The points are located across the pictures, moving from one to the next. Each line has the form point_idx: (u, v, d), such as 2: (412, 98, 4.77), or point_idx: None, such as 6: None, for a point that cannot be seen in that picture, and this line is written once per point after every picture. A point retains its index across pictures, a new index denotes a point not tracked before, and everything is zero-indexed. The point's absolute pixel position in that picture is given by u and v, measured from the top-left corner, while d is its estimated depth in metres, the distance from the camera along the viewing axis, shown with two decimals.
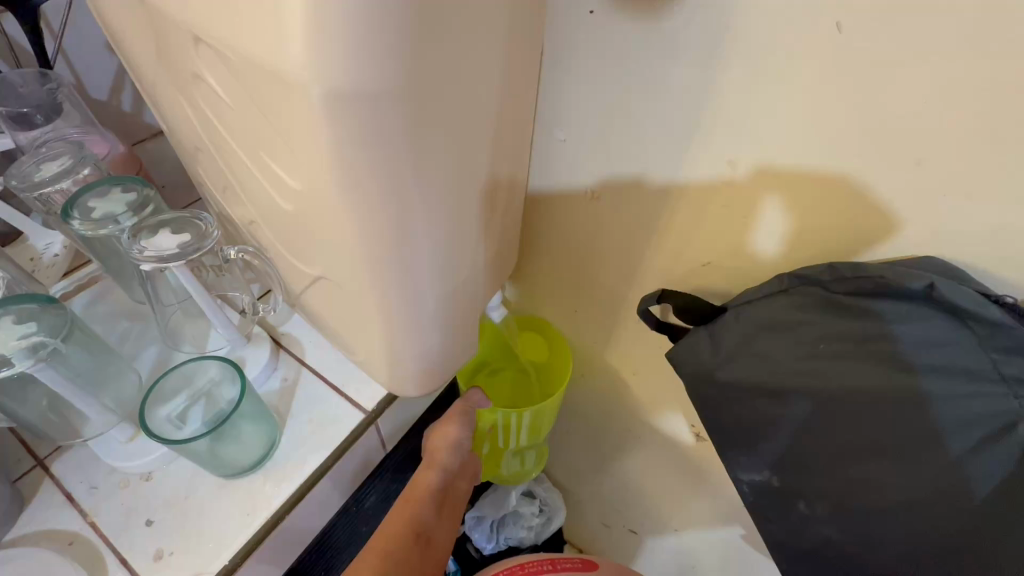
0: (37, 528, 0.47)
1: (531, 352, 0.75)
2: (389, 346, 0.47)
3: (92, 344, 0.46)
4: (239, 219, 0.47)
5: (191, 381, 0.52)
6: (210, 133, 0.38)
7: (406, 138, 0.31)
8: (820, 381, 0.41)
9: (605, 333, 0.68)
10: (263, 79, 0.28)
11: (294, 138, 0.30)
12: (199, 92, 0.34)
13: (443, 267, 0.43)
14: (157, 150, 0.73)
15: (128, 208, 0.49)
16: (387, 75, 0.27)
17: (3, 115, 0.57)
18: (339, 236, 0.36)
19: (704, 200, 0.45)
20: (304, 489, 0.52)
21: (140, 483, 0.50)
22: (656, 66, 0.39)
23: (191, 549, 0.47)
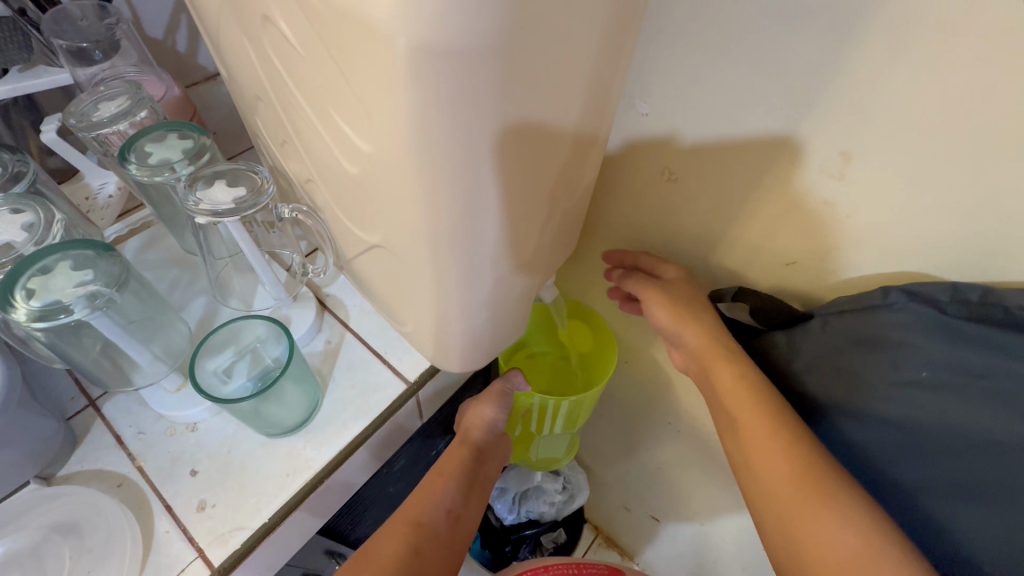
0: (89, 467, 0.48)
1: (577, 341, 0.74)
2: (439, 321, 0.45)
3: (144, 293, 0.46)
4: (295, 176, 0.45)
5: (238, 338, 0.52)
6: (274, 82, 0.35)
7: (490, 103, 0.28)
8: (914, 410, 0.37)
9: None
10: (343, 26, 0.24)
11: (370, 95, 0.27)
12: (267, 36, 0.32)
13: (506, 246, 0.40)
14: (209, 95, 0.71)
15: (184, 155, 0.47)
16: (481, 31, 0.24)
17: (60, 48, 0.54)
18: (405, 205, 0.33)
19: (802, 193, 0.40)
20: (344, 455, 0.51)
21: (186, 433, 0.50)
22: (771, 37, 0.34)
23: (232, 504, 0.47)
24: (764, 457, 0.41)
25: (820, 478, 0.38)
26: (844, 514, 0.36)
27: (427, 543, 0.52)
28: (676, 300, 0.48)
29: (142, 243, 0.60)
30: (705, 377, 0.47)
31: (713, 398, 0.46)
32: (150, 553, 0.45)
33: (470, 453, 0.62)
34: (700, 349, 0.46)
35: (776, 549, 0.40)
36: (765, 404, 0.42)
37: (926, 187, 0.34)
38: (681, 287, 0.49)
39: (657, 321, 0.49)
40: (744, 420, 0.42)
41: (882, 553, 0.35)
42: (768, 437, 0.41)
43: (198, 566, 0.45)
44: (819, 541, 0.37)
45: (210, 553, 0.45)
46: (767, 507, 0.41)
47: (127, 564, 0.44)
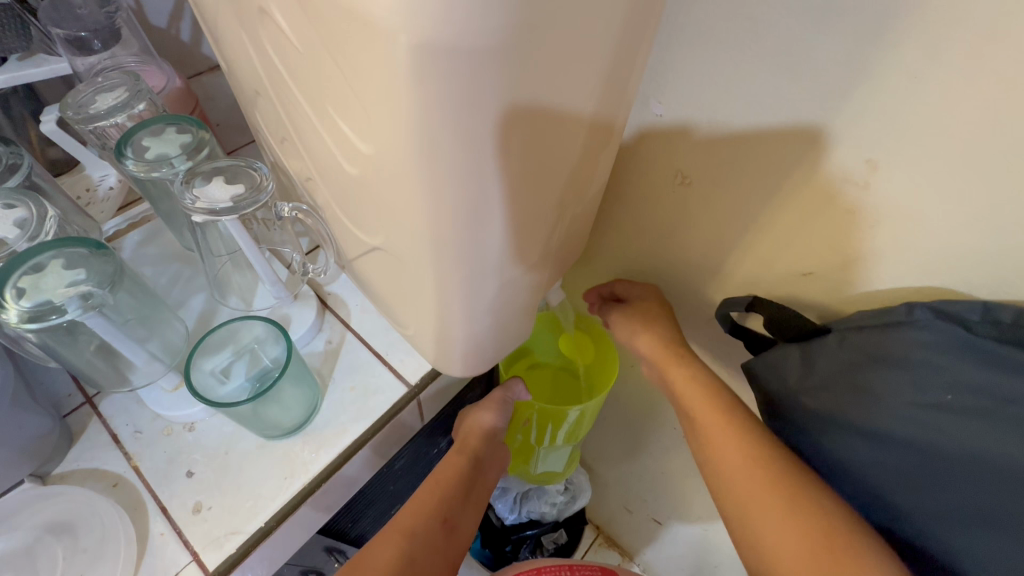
0: (85, 466, 0.48)
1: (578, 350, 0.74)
2: (441, 325, 0.44)
3: (138, 292, 0.45)
4: (295, 173, 0.44)
5: (236, 337, 0.51)
6: (272, 77, 0.34)
7: (496, 105, 0.26)
8: (935, 434, 0.35)
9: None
10: (341, 20, 0.23)
11: (369, 94, 0.25)
12: (264, 29, 0.30)
13: (511, 250, 0.38)
14: (213, 86, 0.70)
15: (183, 150, 0.46)
16: (488, 28, 0.22)
17: (59, 38, 0.53)
18: (406, 209, 0.32)
19: (823, 201, 0.38)
20: (343, 458, 0.50)
21: (183, 433, 0.50)
22: (797, 35, 0.32)
23: (228, 506, 0.46)
24: (717, 448, 0.45)
25: (764, 458, 0.42)
26: (789, 491, 0.40)
27: (420, 552, 0.51)
28: (638, 315, 0.54)
29: (142, 237, 0.59)
30: (665, 377, 0.52)
31: (676, 402, 0.51)
32: (145, 556, 0.44)
33: (468, 461, 0.61)
34: (656, 356, 0.52)
35: (740, 536, 0.43)
36: (714, 400, 0.47)
37: (957, 199, 0.32)
38: (642, 301, 0.55)
39: (624, 337, 0.55)
40: (700, 417, 0.47)
41: (825, 520, 0.38)
42: (715, 425, 0.46)
43: (193, 570, 0.44)
44: (772, 517, 0.40)
45: (205, 557, 0.44)
46: (726, 495, 0.44)
47: (122, 567, 0.43)
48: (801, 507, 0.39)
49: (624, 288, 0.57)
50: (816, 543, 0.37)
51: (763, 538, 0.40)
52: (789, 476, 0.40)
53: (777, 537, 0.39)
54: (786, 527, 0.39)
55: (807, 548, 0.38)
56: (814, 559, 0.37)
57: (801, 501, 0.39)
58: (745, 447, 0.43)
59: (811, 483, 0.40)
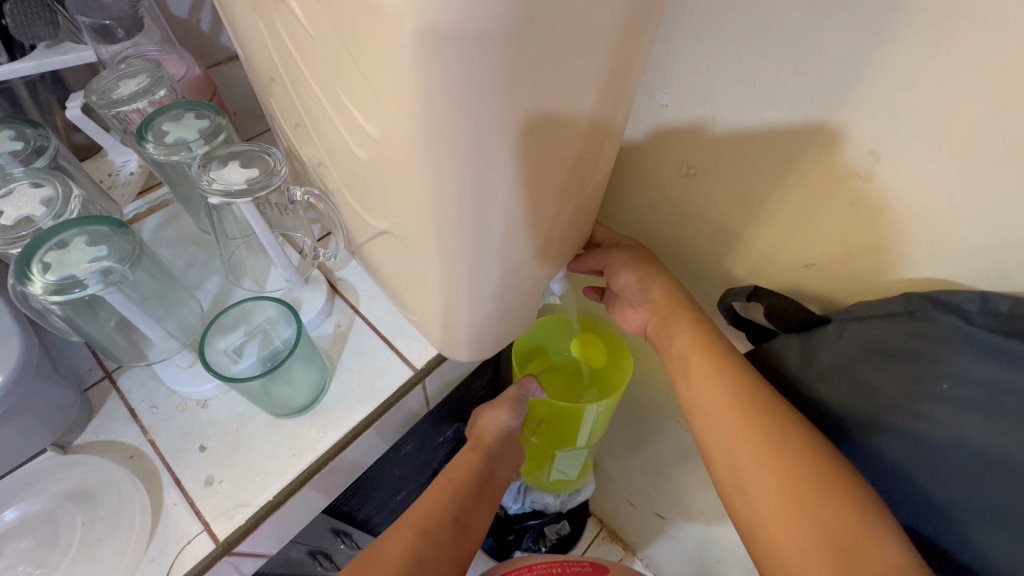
0: (103, 438, 0.50)
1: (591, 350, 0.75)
2: (447, 309, 0.45)
3: (157, 271, 0.46)
4: (307, 159, 0.45)
5: (249, 318, 0.52)
6: (287, 64, 0.35)
7: (498, 90, 0.27)
8: (931, 426, 0.35)
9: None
10: (351, 6, 0.24)
11: (377, 77, 0.26)
12: (279, 16, 0.31)
13: (516, 237, 0.39)
14: (231, 75, 0.72)
15: (200, 135, 0.47)
16: (489, 13, 0.23)
17: (85, 26, 0.55)
18: (413, 192, 0.33)
19: (825, 194, 0.39)
20: (349, 438, 0.52)
21: (196, 409, 0.51)
22: (802, 27, 0.32)
23: (238, 481, 0.48)
24: (714, 399, 0.43)
25: (764, 407, 0.41)
26: (798, 450, 0.38)
27: (430, 550, 0.52)
28: (639, 267, 0.50)
29: (162, 221, 0.61)
30: (665, 325, 0.49)
31: (668, 351, 0.48)
32: (158, 524, 0.46)
33: (482, 459, 0.62)
34: (660, 304, 0.49)
35: (727, 487, 0.41)
36: (715, 350, 0.45)
37: (960, 193, 0.32)
38: (640, 250, 0.52)
39: (621, 281, 0.51)
40: (695, 367, 0.45)
41: (821, 471, 0.37)
42: (719, 374, 0.43)
43: (203, 540, 0.46)
44: (765, 469, 0.39)
45: (215, 528, 0.46)
46: (716, 448, 0.42)
47: (136, 533, 0.45)
48: (796, 458, 0.38)
49: (614, 235, 0.53)
50: (810, 495, 0.37)
51: (751, 490, 0.40)
52: (785, 429, 0.39)
53: (768, 487, 0.39)
54: (779, 479, 0.38)
55: (799, 498, 0.37)
56: (806, 510, 0.37)
57: (797, 452, 0.38)
58: (742, 398, 0.42)
59: (807, 436, 0.39)
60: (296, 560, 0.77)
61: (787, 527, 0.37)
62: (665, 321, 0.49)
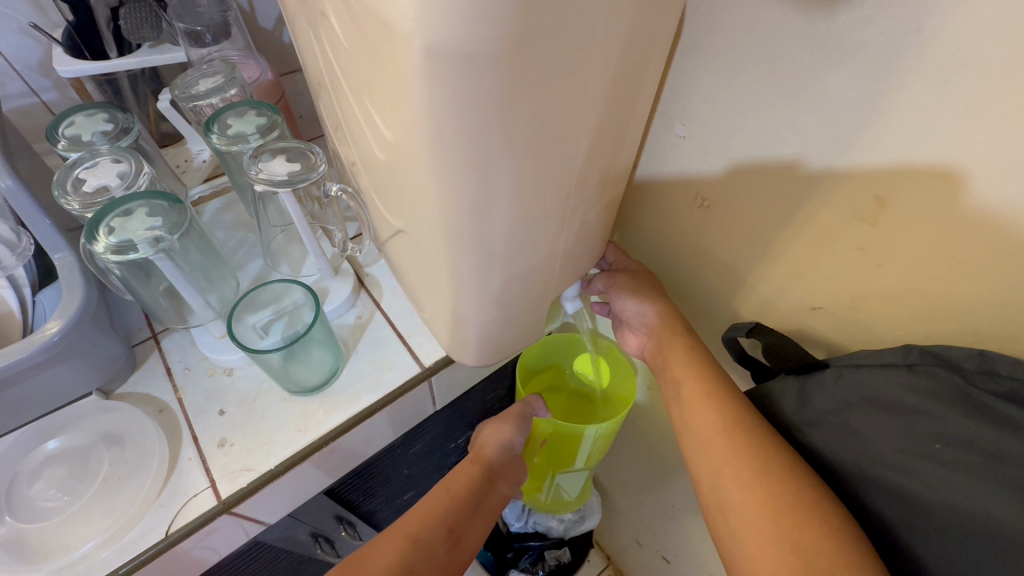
0: (140, 390, 0.55)
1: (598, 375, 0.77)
2: (452, 310, 0.47)
3: (204, 246, 0.52)
4: (345, 158, 0.50)
5: (279, 300, 0.57)
6: (330, 72, 0.39)
7: (497, 107, 0.29)
8: (921, 486, 0.33)
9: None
10: (372, 22, 0.27)
11: (392, 87, 0.29)
12: (324, 31, 0.36)
13: (519, 247, 0.41)
14: (301, 83, 0.80)
15: (257, 130, 0.53)
16: (487, 35, 0.25)
17: (180, 30, 0.62)
18: (421, 193, 0.35)
19: (834, 235, 0.38)
20: (352, 422, 0.55)
21: (222, 376, 0.56)
22: (811, 69, 0.33)
23: (248, 447, 0.52)
24: (701, 420, 0.44)
25: (747, 430, 0.41)
26: (778, 473, 0.38)
27: (419, 560, 0.51)
28: (641, 289, 0.52)
29: (221, 205, 0.68)
30: (661, 349, 0.51)
31: (664, 375, 0.50)
32: (172, 475, 0.50)
33: (481, 473, 0.63)
34: (657, 328, 0.51)
35: (711, 511, 0.42)
36: (706, 374, 0.46)
37: (963, 244, 0.31)
38: (644, 275, 0.54)
39: (626, 306, 0.53)
40: (686, 389, 0.47)
41: (801, 497, 0.37)
42: (706, 395, 0.45)
43: (207, 495, 0.50)
44: (747, 491, 0.39)
45: (220, 486, 0.50)
46: (703, 469, 0.43)
47: (151, 479, 0.50)
48: (775, 480, 0.38)
49: (623, 263, 0.55)
50: (789, 518, 0.36)
51: (733, 512, 0.40)
52: (766, 451, 0.40)
53: (748, 510, 0.39)
54: (760, 503, 0.38)
55: (777, 522, 0.37)
56: (785, 534, 0.36)
57: (777, 475, 0.38)
58: (728, 421, 0.43)
59: (788, 462, 0.39)
60: (299, 539, 0.81)
61: (765, 550, 0.37)
62: (662, 344, 0.51)
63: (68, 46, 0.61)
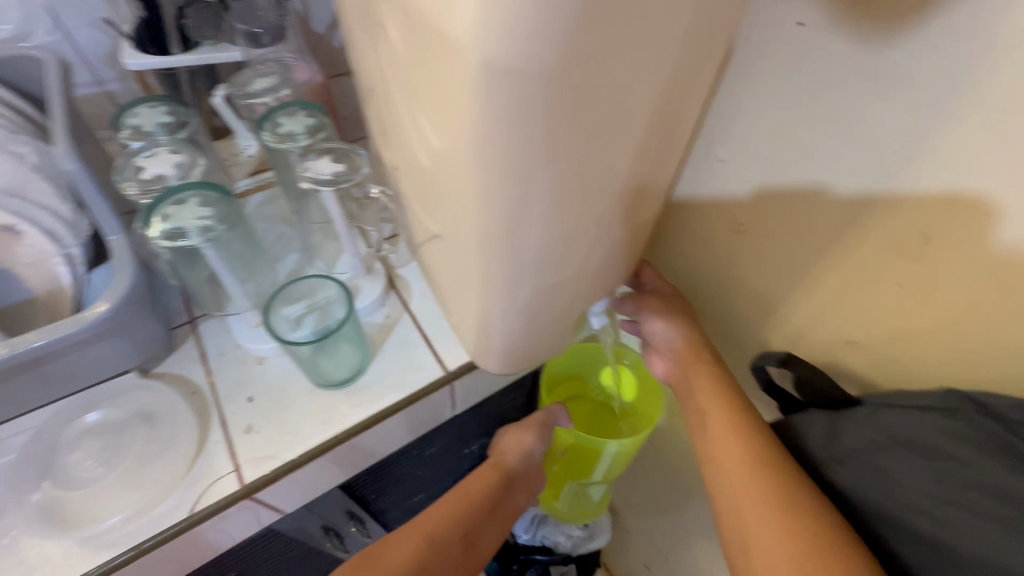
0: (175, 372, 0.57)
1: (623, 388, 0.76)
2: (481, 316, 0.48)
3: (249, 238, 0.54)
4: (387, 161, 0.51)
5: (313, 294, 0.59)
6: (382, 79, 0.41)
7: (544, 122, 0.30)
8: (951, 535, 0.32)
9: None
10: (430, 34, 0.28)
11: (444, 97, 0.30)
12: (381, 41, 0.37)
13: (552, 259, 0.42)
14: (347, 86, 0.82)
15: (306, 130, 0.54)
16: (542, 54, 0.26)
17: (241, 31, 0.65)
18: (462, 200, 0.36)
19: (874, 269, 0.38)
20: (374, 419, 0.56)
21: (252, 364, 0.58)
22: (860, 101, 0.33)
23: (272, 435, 0.53)
24: (725, 449, 0.44)
25: (773, 465, 0.41)
26: (804, 513, 0.37)
27: (433, 559, 0.53)
28: (671, 313, 0.52)
29: (264, 199, 0.71)
30: (687, 377, 0.51)
31: (690, 402, 0.50)
32: (199, 457, 0.52)
33: (499, 479, 0.63)
34: (684, 355, 0.51)
35: (734, 545, 0.41)
36: (731, 403, 0.46)
37: (1013, 287, 0.31)
38: (675, 299, 0.54)
39: (653, 330, 0.53)
40: (712, 419, 0.46)
41: (827, 539, 0.36)
42: (731, 425, 0.45)
43: (231, 479, 0.51)
44: (770, 528, 0.38)
45: (243, 471, 0.51)
46: (724, 499, 0.43)
47: (178, 461, 0.51)
48: (801, 518, 0.37)
49: (655, 284, 0.55)
50: (808, 553, 0.36)
51: (757, 546, 0.39)
52: (793, 489, 0.39)
53: (767, 542, 0.38)
54: (784, 541, 0.37)
55: (802, 561, 0.36)
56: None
57: (803, 513, 0.37)
58: (753, 453, 0.42)
59: (816, 502, 0.38)
60: (311, 531, 0.82)
61: None
62: (688, 372, 0.51)
63: (131, 41, 0.64)
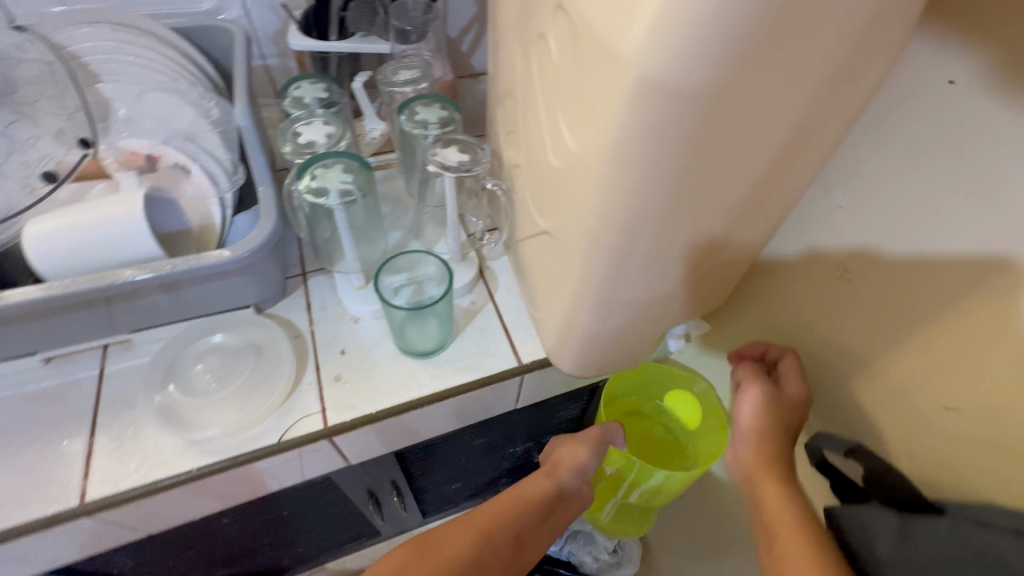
0: (282, 315, 0.64)
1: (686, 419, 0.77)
2: (569, 315, 0.51)
3: (372, 209, 0.60)
4: (507, 159, 0.55)
5: (414, 269, 0.64)
6: (527, 84, 0.45)
7: (680, 142, 0.33)
8: None
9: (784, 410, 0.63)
10: (596, 48, 0.32)
11: (593, 104, 0.34)
12: (537, 49, 0.41)
13: (652, 271, 0.44)
14: (467, 87, 0.88)
15: (438, 121, 0.60)
16: (698, 78, 0.29)
17: (393, 28, 0.72)
18: (582, 202, 0.39)
19: (986, 338, 0.38)
20: (447, 393, 0.60)
21: (348, 322, 0.64)
22: (998, 164, 0.34)
23: (357, 388, 0.59)
24: (784, 528, 0.45)
25: None
26: None
27: (487, 556, 0.56)
28: (765, 414, 0.53)
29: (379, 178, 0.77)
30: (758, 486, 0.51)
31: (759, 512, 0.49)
32: (292, 393, 0.58)
33: (551, 489, 0.64)
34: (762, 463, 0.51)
35: None
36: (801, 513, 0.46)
37: None
38: (784, 405, 0.54)
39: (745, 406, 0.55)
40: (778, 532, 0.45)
41: None
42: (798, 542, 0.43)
43: (316, 419, 0.57)
44: None
45: (328, 414, 0.57)
46: None
47: (274, 391, 0.57)
48: None
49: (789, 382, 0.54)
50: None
51: None
52: None
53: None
54: None
55: None
56: None
57: None
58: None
59: None
60: (356, 491, 0.87)
61: None
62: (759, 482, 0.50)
63: (299, 24, 0.73)
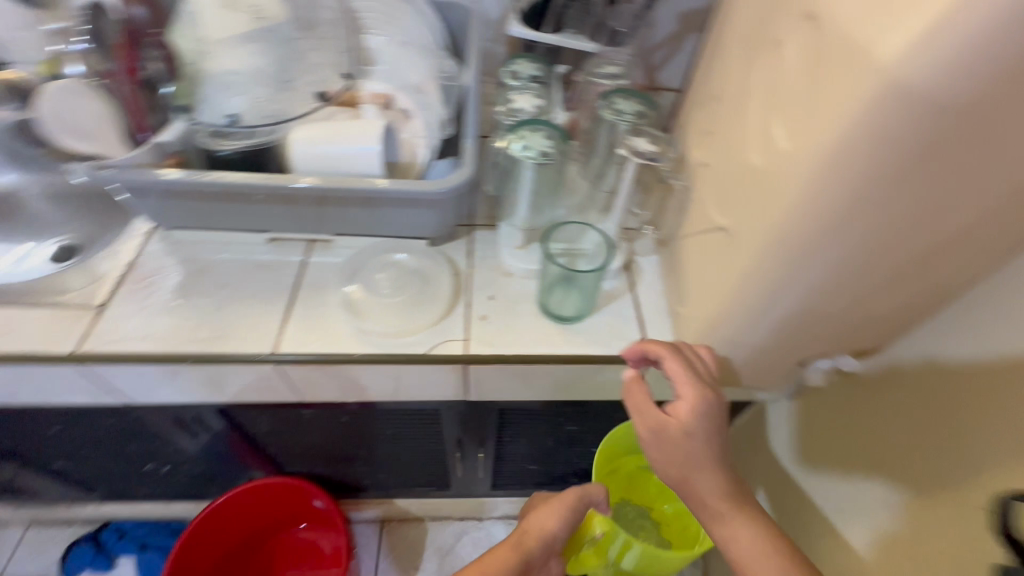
0: (448, 253, 0.73)
1: None
2: (722, 310, 0.53)
3: (556, 179, 0.66)
4: (694, 160, 0.59)
5: (575, 243, 0.69)
6: (744, 88, 0.48)
7: (909, 152, 0.35)
8: None
9: (907, 477, 0.59)
10: (846, 51, 0.35)
11: (826, 104, 0.37)
12: (769, 55, 0.44)
13: (826, 282, 0.45)
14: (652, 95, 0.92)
15: (634, 114, 0.64)
16: (949, 91, 0.31)
17: (610, 27, 0.70)
18: (779, 196, 0.42)
19: None
20: (575, 358, 0.64)
21: (502, 273, 0.71)
22: None
23: (501, 330, 0.65)
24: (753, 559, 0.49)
25: None
26: None
27: None
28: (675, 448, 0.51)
29: None
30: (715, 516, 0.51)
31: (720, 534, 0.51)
32: (444, 319, 0.66)
33: (518, 557, 0.64)
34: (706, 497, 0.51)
35: None
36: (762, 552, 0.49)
37: None
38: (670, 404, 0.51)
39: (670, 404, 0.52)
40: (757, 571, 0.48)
41: None
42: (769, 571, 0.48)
43: (460, 344, 0.64)
44: None
45: (470, 344, 0.64)
46: None
47: (425, 312, 0.66)
48: None
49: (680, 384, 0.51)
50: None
51: None
52: None
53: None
54: None
55: None
56: None
57: None
58: None
59: None
60: (449, 434, 0.95)
61: None
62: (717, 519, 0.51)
63: (515, 15, 0.73)
